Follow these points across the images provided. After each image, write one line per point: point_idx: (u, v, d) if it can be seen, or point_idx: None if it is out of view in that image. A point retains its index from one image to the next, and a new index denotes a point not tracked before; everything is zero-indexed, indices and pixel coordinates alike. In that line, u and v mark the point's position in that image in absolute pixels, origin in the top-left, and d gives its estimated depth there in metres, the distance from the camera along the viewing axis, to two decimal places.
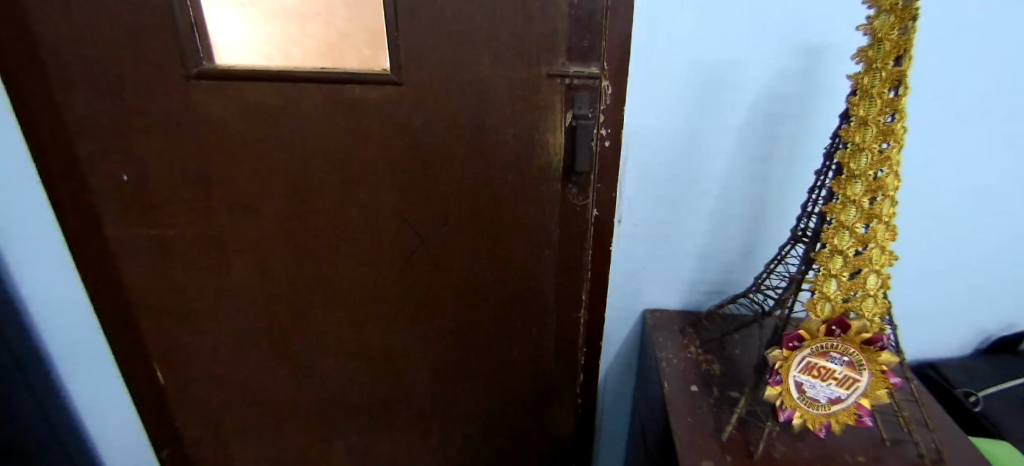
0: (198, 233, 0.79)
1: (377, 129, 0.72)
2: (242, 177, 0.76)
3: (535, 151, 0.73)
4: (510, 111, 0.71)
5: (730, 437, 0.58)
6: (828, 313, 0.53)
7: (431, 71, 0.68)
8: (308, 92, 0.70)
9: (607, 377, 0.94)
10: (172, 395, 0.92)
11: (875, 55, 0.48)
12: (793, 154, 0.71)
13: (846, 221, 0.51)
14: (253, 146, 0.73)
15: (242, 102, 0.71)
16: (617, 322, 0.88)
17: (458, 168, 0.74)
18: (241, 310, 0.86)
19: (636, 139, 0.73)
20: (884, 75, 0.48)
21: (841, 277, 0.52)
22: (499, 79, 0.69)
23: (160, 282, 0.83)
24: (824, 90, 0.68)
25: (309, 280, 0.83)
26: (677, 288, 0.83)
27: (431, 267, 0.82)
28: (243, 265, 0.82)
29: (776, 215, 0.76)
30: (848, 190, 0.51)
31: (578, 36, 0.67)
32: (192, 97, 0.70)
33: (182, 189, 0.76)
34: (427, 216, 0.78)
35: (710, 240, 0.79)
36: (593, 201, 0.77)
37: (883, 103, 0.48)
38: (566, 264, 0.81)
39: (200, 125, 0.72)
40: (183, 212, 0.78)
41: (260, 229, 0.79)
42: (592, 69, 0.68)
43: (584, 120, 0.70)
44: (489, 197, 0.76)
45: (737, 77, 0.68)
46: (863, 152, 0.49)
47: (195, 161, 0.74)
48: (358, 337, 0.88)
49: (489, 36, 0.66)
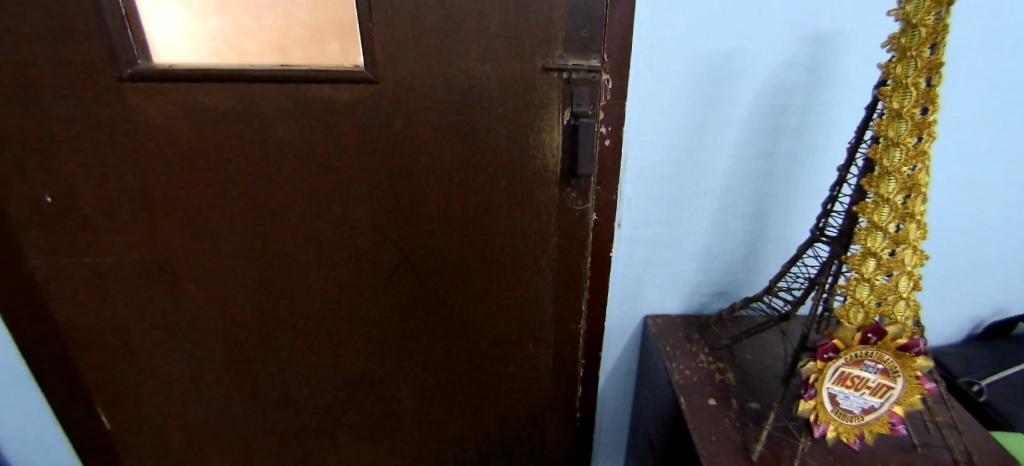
0: (144, 259, 0.69)
1: (351, 133, 0.63)
2: (194, 193, 0.66)
3: (530, 153, 0.66)
4: (502, 110, 0.63)
5: (760, 456, 0.54)
6: (861, 320, 0.50)
7: (412, 69, 0.60)
8: (268, 94, 0.61)
9: (606, 387, 0.89)
10: (120, 440, 0.80)
11: (909, 43, 0.45)
12: (801, 146, 0.68)
13: (880, 221, 0.48)
14: (208, 159, 0.64)
15: (190, 106, 0.61)
16: (617, 331, 0.83)
17: (444, 175, 0.67)
18: (198, 343, 0.75)
19: (638, 136, 0.67)
20: (919, 64, 0.44)
21: (874, 282, 0.49)
22: (490, 75, 0.61)
23: (99, 317, 0.72)
24: (834, 80, 0.64)
25: (279, 305, 0.74)
26: (681, 292, 0.79)
27: (418, 283, 0.74)
28: (198, 292, 0.72)
29: (782, 211, 0.72)
30: (882, 189, 0.47)
31: (577, 25, 0.60)
32: (128, 104, 0.60)
33: (122, 209, 0.66)
34: (412, 229, 0.70)
35: (714, 239, 0.75)
36: (592, 205, 0.70)
37: (918, 95, 0.45)
38: (565, 273, 0.75)
39: (140, 135, 0.62)
40: (124, 236, 0.67)
41: (218, 251, 0.70)
42: (592, 62, 0.62)
43: (585, 117, 0.64)
44: (479, 205, 0.69)
45: (744, 66, 0.63)
46: (897, 147, 0.46)
47: (135, 176, 0.64)
48: (336, 363, 0.80)
49: (477, 27, 0.59)
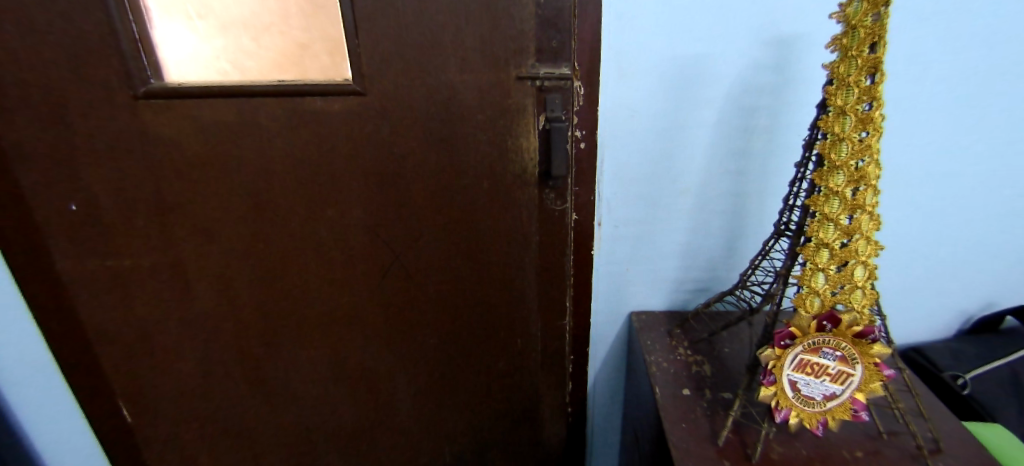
0: (158, 262, 0.75)
1: (342, 141, 0.68)
2: (203, 201, 0.71)
3: (509, 157, 0.70)
4: (481, 117, 0.67)
5: (727, 441, 0.56)
6: (817, 308, 0.52)
7: (395, 80, 0.65)
8: (265, 107, 0.66)
9: (595, 383, 0.91)
10: (138, 433, 0.86)
11: (850, 44, 0.48)
12: (771, 144, 0.70)
13: (830, 213, 0.50)
14: (214, 169, 0.69)
15: (197, 121, 0.67)
16: (603, 328, 0.86)
17: (429, 179, 0.71)
18: (207, 340, 0.81)
19: (613, 139, 0.71)
20: (860, 63, 0.47)
21: (829, 271, 0.51)
22: (467, 85, 0.66)
23: (118, 316, 0.78)
24: (800, 80, 0.66)
25: (280, 304, 0.79)
26: (664, 289, 0.82)
27: (409, 282, 0.78)
28: (207, 293, 0.78)
29: (758, 207, 0.75)
30: (831, 182, 0.50)
31: (547, 36, 0.64)
32: (142, 119, 0.66)
33: (137, 215, 0.72)
34: (402, 231, 0.75)
35: (693, 236, 0.77)
36: (571, 205, 0.74)
37: (860, 92, 0.48)
38: (548, 271, 0.78)
39: (153, 148, 0.68)
40: (139, 241, 0.73)
41: (223, 253, 0.75)
42: (563, 70, 0.66)
43: (558, 122, 0.67)
44: (464, 207, 0.73)
45: (711, 70, 0.66)
46: (843, 142, 0.49)
47: (149, 186, 0.70)
48: (335, 359, 0.84)
49: (453, 41, 0.63)
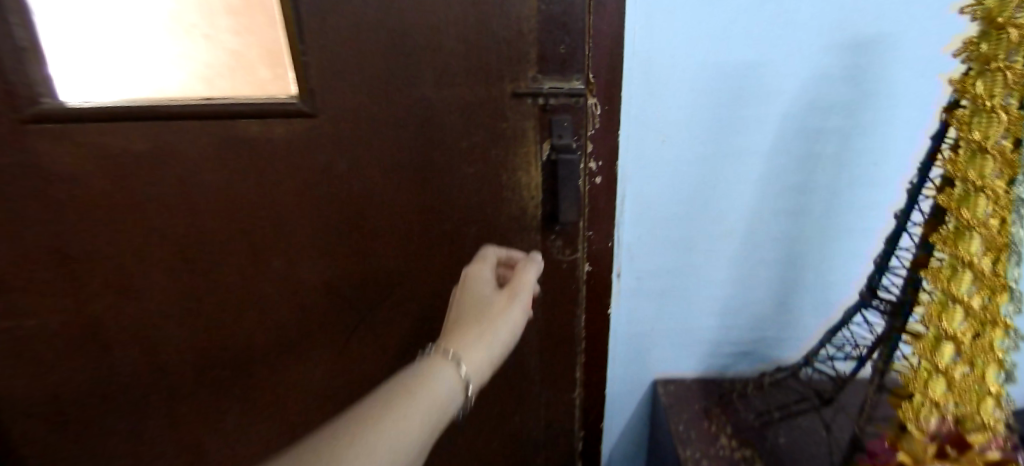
0: (66, 322, 0.60)
1: (290, 176, 0.53)
2: (118, 251, 0.56)
3: (504, 196, 0.55)
4: (468, 145, 0.52)
5: None
6: (933, 421, 0.38)
7: (354, 99, 0.50)
8: (189, 133, 0.51)
9: (609, 457, 0.77)
10: None
11: (994, 50, 0.32)
12: (840, 176, 0.55)
13: (959, 296, 0.35)
14: (128, 210, 0.54)
15: (101, 149, 0.52)
16: (621, 396, 0.71)
17: (403, 223, 0.56)
18: (130, 416, 0.65)
19: (636, 171, 0.56)
20: (1010, 78, 0.31)
21: (952, 374, 0.36)
22: (449, 105, 0.50)
23: (14, 389, 0.62)
24: (883, 94, 0.51)
25: (221, 372, 0.64)
26: (697, 351, 0.67)
27: (380, 346, 0.63)
28: (129, 359, 0.62)
29: (819, 254, 0.59)
30: (964, 253, 0.34)
31: (554, 39, 0.48)
32: (31, 148, 0.51)
33: (37, 266, 0.57)
34: (369, 286, 0.60)
35: (735, 289, 0.62)
36: (583, 254, 0.58)
37: (1010, 121, 0.31)
38: (554, 335, 0.62)
39: (49, 183, 0.53)
40: (42, 296, 0.58)
41: (148, 311, 0.60)
42: (574, 83, 0.50)
43: (567, 152, 0.52)
44: (448, 257, 0.58)
45: (765, 82, 0.51)
46: (982, 196, 0.33)
47: (49, 230, 0.55)
48: (291, 437, 0.69)
49: (430, 48, 0.48)
